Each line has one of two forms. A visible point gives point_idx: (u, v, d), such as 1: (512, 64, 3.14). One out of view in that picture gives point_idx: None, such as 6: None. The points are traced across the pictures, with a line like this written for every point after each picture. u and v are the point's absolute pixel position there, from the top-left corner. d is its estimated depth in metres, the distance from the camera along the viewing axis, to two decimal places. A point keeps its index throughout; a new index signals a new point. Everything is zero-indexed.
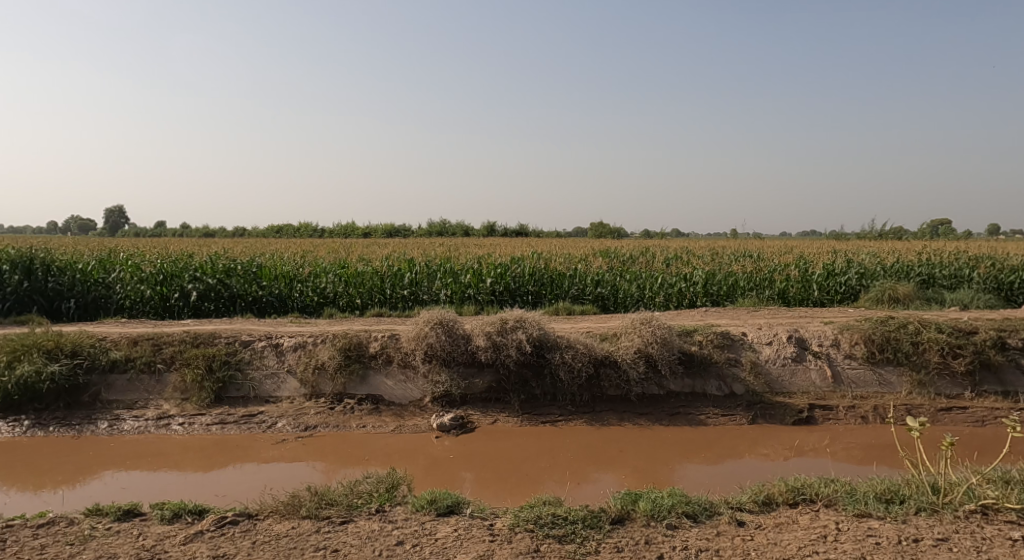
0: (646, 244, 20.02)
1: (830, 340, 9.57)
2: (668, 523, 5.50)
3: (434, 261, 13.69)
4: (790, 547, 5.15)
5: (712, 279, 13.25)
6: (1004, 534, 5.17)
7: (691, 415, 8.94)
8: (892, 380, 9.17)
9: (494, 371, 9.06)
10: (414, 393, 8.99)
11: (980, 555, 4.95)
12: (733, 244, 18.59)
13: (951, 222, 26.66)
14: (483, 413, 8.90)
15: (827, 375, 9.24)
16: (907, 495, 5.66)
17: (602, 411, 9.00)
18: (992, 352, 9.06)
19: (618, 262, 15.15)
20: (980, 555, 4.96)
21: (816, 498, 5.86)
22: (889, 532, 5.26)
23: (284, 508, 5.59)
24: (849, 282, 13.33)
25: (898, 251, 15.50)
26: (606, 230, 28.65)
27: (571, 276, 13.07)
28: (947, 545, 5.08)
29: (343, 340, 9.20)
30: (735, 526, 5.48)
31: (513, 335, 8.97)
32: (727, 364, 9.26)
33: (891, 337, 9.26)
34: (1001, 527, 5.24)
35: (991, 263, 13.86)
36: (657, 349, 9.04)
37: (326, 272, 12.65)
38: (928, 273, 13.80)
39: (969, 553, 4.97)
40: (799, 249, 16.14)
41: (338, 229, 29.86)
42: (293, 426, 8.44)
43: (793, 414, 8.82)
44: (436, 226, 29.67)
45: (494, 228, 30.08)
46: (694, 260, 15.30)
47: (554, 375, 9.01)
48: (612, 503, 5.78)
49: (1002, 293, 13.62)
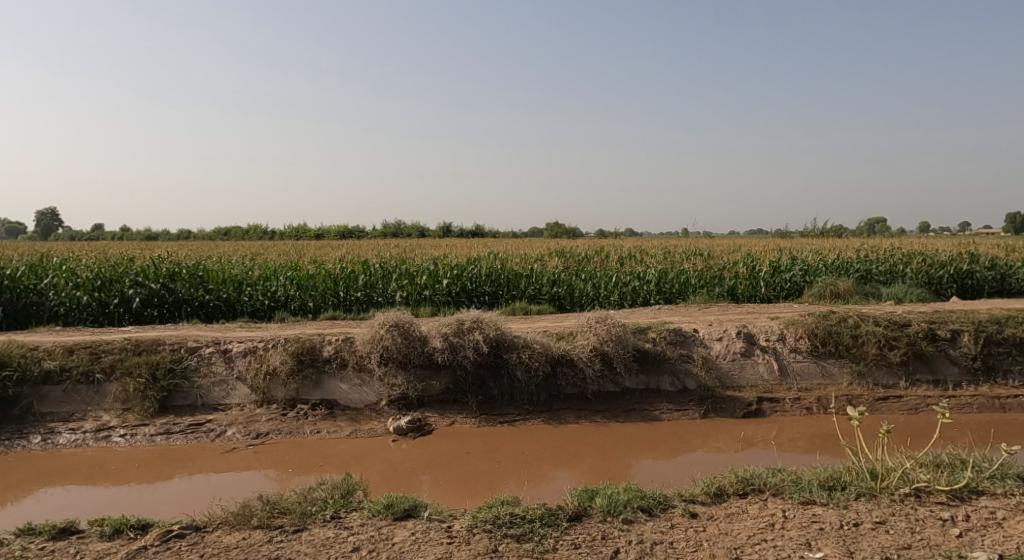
0: (602, 243, 20.30)
1: (776, 335, 9.88)
2: (624, 518, 5.63)
3: (389, 262, 13.61)
4: (740, 537, 5.32)
5: (665, 278, 13.53)
6: (935, 514, 5.43)
7: (647, 411, 9.14)
8: (834, 372, 9.53)
9: (451, 372, 9.09)
10: (370, 397, 8.95)
11: (914, 536, 5.19)
12: (683, 243, 19.04)
13: (885, 217, 27.81)
14: (441, 415, 8.93)
15: (774, 368, 9.57)
16: (848, 482, 5.92)
17: (559, 409, 9.13)
18: (923, 343, 9.46)
19: (573, 262, 15.32)
20: (914, 536, 5.19)
21: (765, 487, 6.08)
22: (832, 517, 5.49)
23: (233, 518, 5.52)
24: (794, 278, 13.75)
25: (837, 248, 16.04)
26: (561, 229, 29.01)
27: (528, 276, 13.18)
28: (884, 527, 5.32)
29: (295, 344, 9.08)
30: (689, 518, 5.65)
31: (469, 336, 9.00)
32: (680, 360, 9.49)
33: (832, 330, 9.63)
34: (933, 508, 5.51)
35: (922, 259, 14.49)
36: (612, 347, 9.21)
37: (276, 275, 12.47)
38: (866, 269, 14.30)
39: (904, 535, 5.21)
40: (747, 247, 16.57)
41: (288, 230, 29.45)
42: (243, 434, 8.31)
43: (743, 407, 9.12)
44: (390, 226, 29.49)
45: (451, 228, 30.06)
46: (647, 259, 15.57)
47: (512, 375, 9.09)
48: (570, 500, 5.91)
49: (932, 287, 14.25)
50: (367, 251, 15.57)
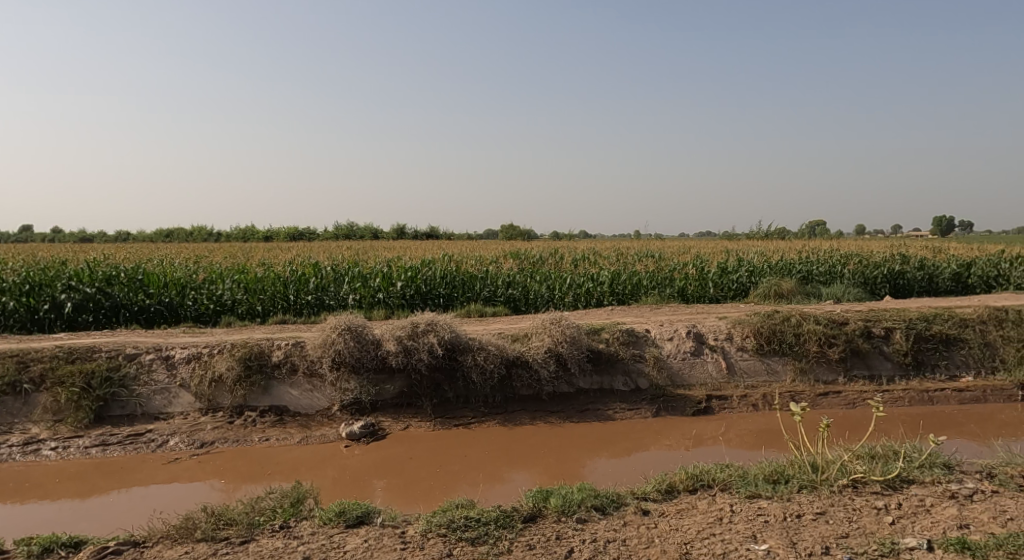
0: (555, 245, 20.46)
1: (724, 334, 10.14)
2: (578, 517, 5.72)
3: (341, 265, 13.46)
4: (690, 532, 5.46)
5: (617, 279, 13.73)
6: (870, 504, 5.66)
7: (601, 410, 9.27)
8: (778, 370, 9.83)
9: (405, 376, 9.05)
10: (322, 402, 8.83)
11: (852, 525, 5.40)
12: (635, 244, 19.35)
13: (825, 221, 28.86)
14: (395, 419, 8.88)
15: (722, 366, 9.81)
16: (791, 475, 6.13)
17: (514, 411, 9.18)
18: (860, 341, 9.85)
19: (527, 263, 15.43)
20: (852, 524, 5.40)
21: (713, 483, 6.25)
22: (776, 510, 5.67)
23: (175, 532, 5.40)
24: (740, 278, 14.13)
25: (781, 250, 16.56)
26: (515, 231, 29.13)
27: (482, 278, 13.20)
28: (824, 518, 5.52)
29: (242, 349, 8.90)
30: (641, 515, 5.76)
31: (424, 339, 8.98)
32: (632, 360, 9.65)
33: (776, 329, 9.94)
34: (868, 498, 5.75)
35: (859, 260, 15.08)
36: (566, 348, 9.32)
37: (222, 279, 12.20)
38: (807, 270, 14.80)
39: (842, 524, 5.42)
40: (697, 249, 16.94)
41: (235, 231, 28.82)
42: (186, 444, 8.10)
43: (693, 405, 9.32)
44: (342, 227, 29.13)
45: (405, 229, 29.86)
46: (601, 261, 15.78)
47: (467, 377, 9.09)
48: (524, 502, 5.96)
49: (868, 287, 14.83)
50: (317, 254, 15.38)
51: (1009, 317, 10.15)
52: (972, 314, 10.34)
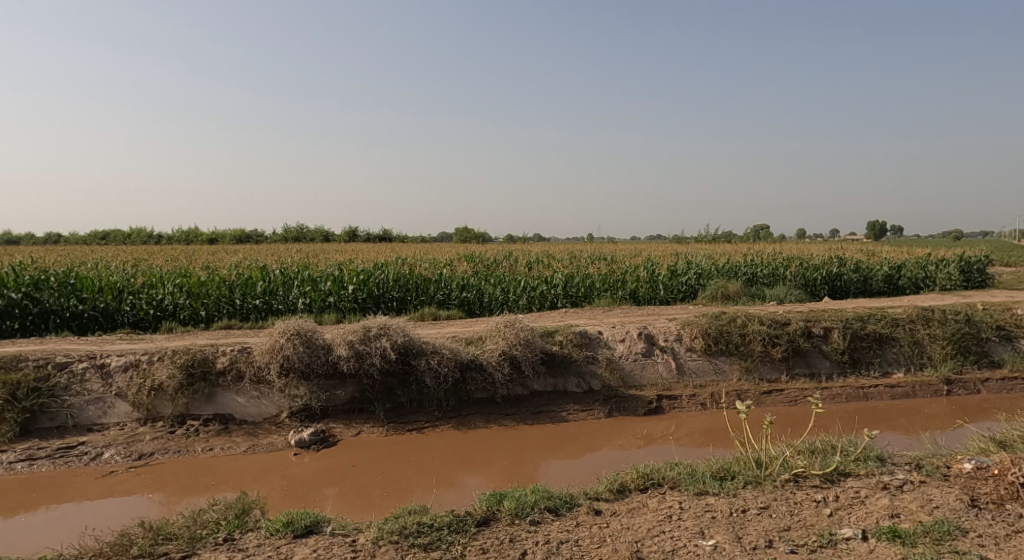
0: (509, 247, 20.50)
1: (674, 335, 10.32)
2: (531, 519, 5.74)
3: (289, 268, 13.21)
4: (641, 530, 5.53)
5: (570, 281, 13.85)
6: (810, 497, 5.84)
7: (554, 412, 9.32)
8: (725, 369, 10.07)
9: (357, 381, 8.94)
10: (269, 409, 8.65)
11: (793, 518, 5.57)
12: (588, 247, 19.55)
13: (769, 224, 29.66)
14: (347, 425, 8.75)
15: (672, 366, 9.99)
16: (737, 471, 6.28)
17: (468, 414, 9.16)
18: (801, 340, 10.17)
19: (481, 266, 15.43)
20: (793, 518, 5.56)
21: (663, 481, 6.35)
22: (722, 506, 5.80)
23: (111, 549, 5.22)
24: (689, 280, 14.42)
25: (728, 253, 16.98)
26: (470, 234, 29.11)
27: (436, 281, 13.14)
28: (768, 512, 5.67)
29: (184, 356, 8.64)
30: (593, 515, 5.82)
31: (376, 343, 8.88)
32: (585, 362, 9.75)
33: (723, 329, 10.17)
34: (808, 491, 5.93)
35: (801, 262, 15.57)
36: (520, 350, 9.35)
37: (163, 282, 11.84)
38: (753, 272, 15.21)
39: (785, 518, 5.58)
40: (648, 252, 17.22)
41: (178, 234, 27.99)
42: (123, 456, 7.83)
43: (644, 405, 9.46)
44: (291, 230, 28.59)
45: (357, 232, 29.50)
46: (554, 263, 15.89)
47: (420, 381, 9.03)
48: (478, 505, 5.95)
49: (809, 288, 15.32)
50: (263, 257, 15.05)
51: (937, 315, 10.62)
52: (902, 313, 10.78)
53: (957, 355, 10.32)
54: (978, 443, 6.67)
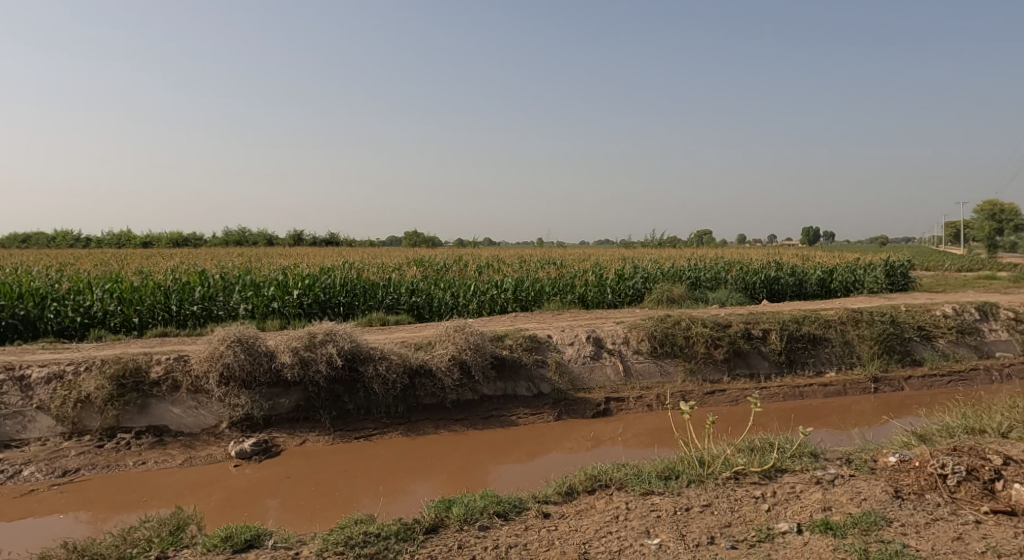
0: (458, 251, 20.42)
1: (621, 338, 10.44)
2: (480, 524, 5.69)
3: (229, 273, 12.83)
4: (588, 532, 5.54)
5: (520, 286, 13.87)
6: (749, 493, 5.97)
7: (504, 416, 9.29)
8: (670, 370, 10.23)
9: (302, 389, 8.73)
10: (208, 420, 8.36)
11: (735, 515, 5.67)
12: (537, 251, 19.63)
13: (711, 230, 30.36)
14: (291, 435, 8.53)
15: (619, 369, 10.09)
16: (681, 470, 6.37)
17: (417, 421, 9.04)
18: (742, 341, 10.42)
19: (431, 271, 15.31)
20: (734, 514, 5.67)
21: (610, 482, 6.39)
22: (667, 504, 5.87)
23: None
24: (636, 284, 14.62)
25: (673, 257, 17.30)
26: (419, 238, 28.89)
27: (385, 286, 12.97)
28: (710, 509, 5.76)
29: (114, 366, 8.27)
30: (542, 518, 5.81)
31: (322, 350, 8.67)
32: (535, 366, 9.76)
33: (668, 332, 10.34)
34: (748, 488, 6.05)
35: (741, 267, 15.99)
36: (470, 355, 9.29)
37: (92, 288, 11.33)
38: (697, 276, 15.53)
39: (727, 515, 5.67)
40: (596, 256, 17.40)
41: (109, 236, 26.88)
42: (44, 473, 7.45)
43: (593, 408, 9.53)
44: (232, 233, 27.83)
45: (301, 235, 28.91)
46: (503, 268, 15.89)
47: (367, 388, 8.88)
48: (426, 513, 5.87)
49: (749, 291, 15.74)
50: (201, 261, 14.58)
51: (865, 316, 11.05)
52: (833, 315, 11.16)
53: (883, 354, 10.75)
54: (902, 437, 6.95)
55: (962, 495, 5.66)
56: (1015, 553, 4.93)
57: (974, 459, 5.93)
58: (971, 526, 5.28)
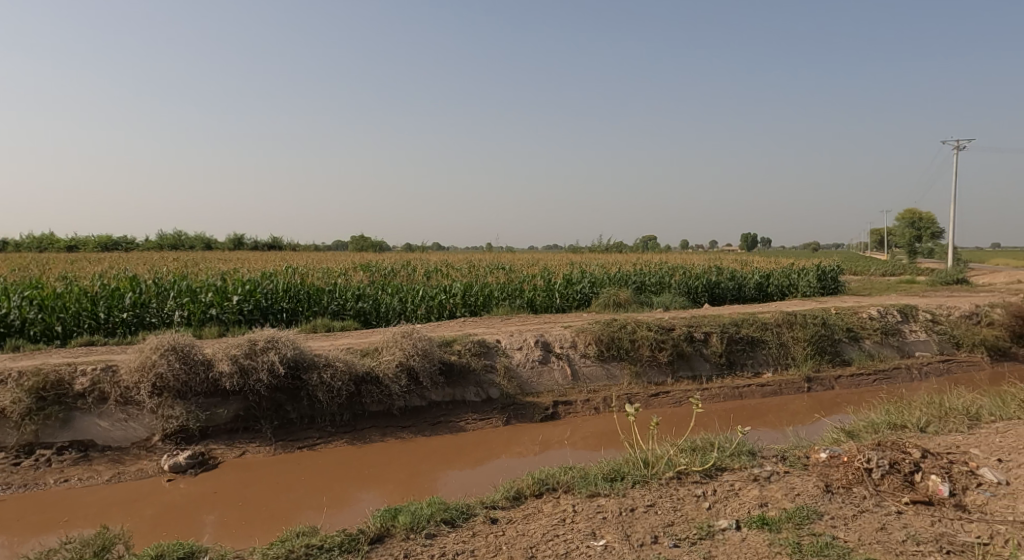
0: (406, 256, 20.19)
1: (569, 342, 10.47)
2: (426, 532, 5.58)
3: (163, 278, 12.35)
4: (535, 536, 5.50)
5: (469, 291, 13.79)
6: (691, 492, 6.03)
7: (453, 423, 9.19)
8: (616, 374, 10.31)
9: (242, 399, 8.43)
10: (139, 433, 7.99)
11: (678, 513, 5.72)
12: (487, 256, 19.59)
13: (655, 235, 30.87)
14: (230, 446, 8.23)
15: (567, 373, 10.11)
16: (626, 471, 6.41)
17: (363, 429, 8.85)
18: (684, 344, 10.59)
19: (378, 276, 15.09)
20: (677, 513, 5.72)
21: (558, 486, 6.37)
22: (612, 505, 5.88)
23: None
24: (584, 289, 14.72)
25: (619, 262, 17.51)
26: (365, 242, 28.49)
27: (330, 291, 12.70)
28: (654, 509, 5.80)
29: (33, 379, 7.80)
30: (489, 524, 5.73)
31: (263, 357, 8.39)
32: (483, 371, 9.68)
33: (615, 335, 10.42)
34: (690, 487, 6.12)
35: (684, 272, 16.30)
36: (418, 361, 9.14)
37: (11, 295, 10.72)
38: (642, 280, 15.75)
39: (670, 514, 5.72)
40: (544, 261, 17.46)
41: (29, 239, 25.59)
42: None
43: (541, 412, 9.52)
44: (166, 237, 26.87)
45: (242, 239, 28.13)
46: (452, 272, 15.79)
47: (311, 396, 8.65)
48: (371, 522, 5.72)
49: (691, 295, 16.03)
50: (131, 266, 13.98)
51: (799, 318, 11.38)
52: (770, 318, 11.44)
53: (815, 355, 11.11)
54: (832, 434, 7.16)
55: (885, 488, 5.82)
56: (932, 540, 5.14)
57: (895, 452, 6.11)
58: (892, 517, 5.44)
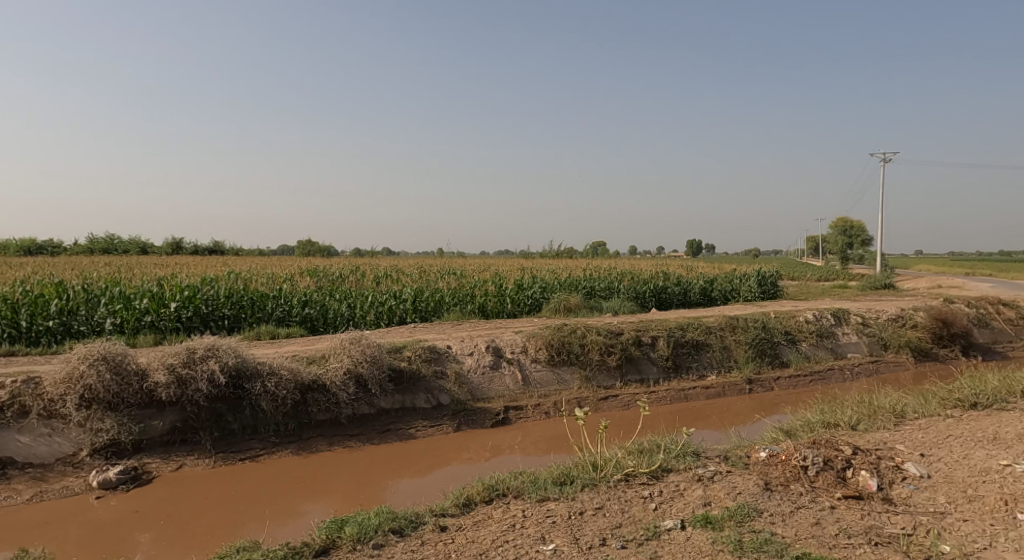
0: (355, 261, 19.89)
1: (520, 347, 10.48)
2: (374, 543, 5.50)
3: (94, 285, 11.85)
4: (485, 542, 5.46)
5: (420, 296, 13.67)
6: (638, 493, 6.09)
7: (402, 430, 9.06)
8: (567, 378, 10.36)
9: (179, 410, 8.13)
10: (65, 448, 7.62)
11: (625, 515, 5.77)
12: (438, 261, 19.45)
13: (604, 242, 31.22)
14: (166, 460, 7.93)
15: (518, 378, 10.11)
16: (575, 475, 6.44)
17: (309, 438, 8.65)
18: (633, 348, 10.73)
19: (326, 281, 14.81)
20: (624, 515, 5.77)
21: (507, 491, 6.36)
22: (562, 509, 5.89)
23: None
24: (534, 294, 14.76)
25: (570, 268, 17.64)
26: (312, 247, 27.97)
27: (275, 297, 12.42)
28: (601, 511, 5.84)
29: None
30: (438, 532, 5.67)
31: (202, 366, 8.12)
32: (434, 377, 9.60)
33: (565, 340, 10.49)
34: (637, 489, 6.18)
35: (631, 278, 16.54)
36: (366, 368, 9.00)
37: None
38: (592, 285, 15.90)
39: (618, 516, 5.76)
40: (495, 267, 17.46)
41: None
42: None
43: (492, 417, 9.49)
44: (97, 241, 25.81)
45: (181, 244, 27.24)
46: (402, 278, 15.63)
47: (254, 406, 8.41)
48: (316, 534, 5.64)
49: (639, 300, 16.27)
50: (59, 271, 13.39)
51: (740, 322, 11.71)
52: (714, 322, 11.73)
53: (756, 357, 11.42)
54: (771, 433, 7.36)
55: (821, 483, 6.03)
56: (862, 533, 5.29)
57: (829, 449, 6.33)
58: (826, 512, 5.61)
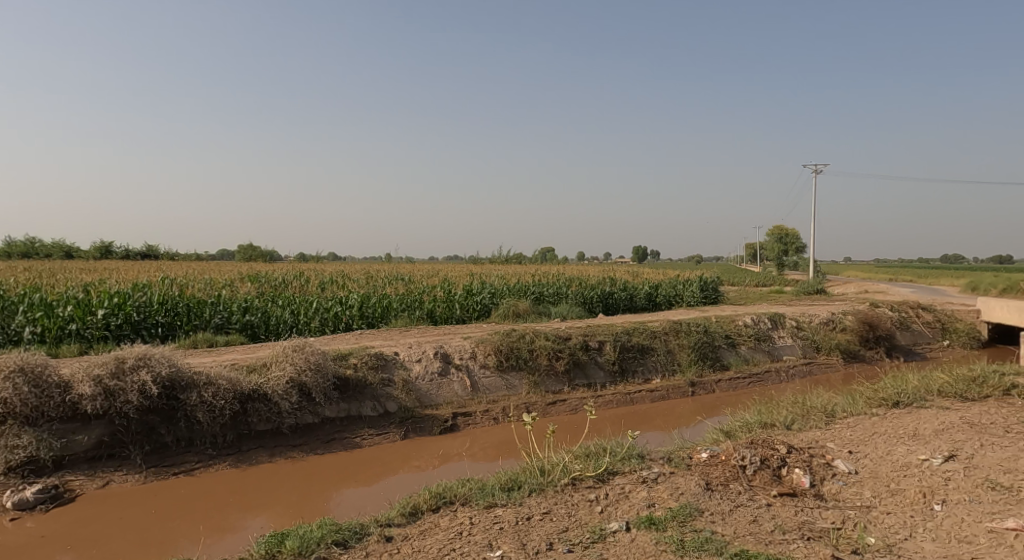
0: (300, 267, 19.48)
1: (468, 353, 10.44)
2: (316, 556, 5.37)
3: (15, 292, 11.26)
4: (431, 551, 5.39)
5: (366, 302, 13.47)
6: (585, 497, 6.13)
7: (347, 439, 8.89)
8: (515, 384, 10.37)
9: (106, 423, 7.80)
10: None
11: (571, 520, 5.79)
12: (386, 267, 19.23)
13: (552, 247, 31.45)
14: (90, 476, 7.58)
15: (467, 384, 10.06)
16: (522, 481, 6.44)
17: (249, 450, 8.40)
18: (580, 353, 10.83)
19: (268, 287, 14.45)
20: (571, 519, 5.79)
21: (455, 498, 6.31)
22: (509, 515, 5.88)
23: None
24: (483, 300, 14.74)
25: (519, 273, 17.70)
26: (255, 252, 27.26)
27: (213, 303, 12.04)
28: (548, 516, 5.85)
29: None
30: (384, 542, 5.57)
31: (132, 377, 7.79)
32: (381, 385, 9.47)
33: (513, 346, 10.50)
34: (584, 492, 6.22)
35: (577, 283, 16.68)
36: (310, 376, 8.81)
37: None
38: (540, 291, 15.98)
39: (565, 520, 5.78)
40: (444, 272, 17.38)
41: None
42: None
43: (440, 424, 9.41)
44: (20, 246, 24.53)
45: (112, 249, 26.13)
46: (348, 284, 15.38)
47: (190, 418, 8.12)
48: (256, 549, 5.51)
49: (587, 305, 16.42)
50: None
51: (684, 326, 11.96)
52: (658, 327, 11.96)
53: (698, 360, 11.67)
54: (713, 434, 7.53)
55: (757, 482, 6.19)
56: (796, 528, 5.44)
57: (765, 449, 6.51)
58: (762, 509, 5.75)
